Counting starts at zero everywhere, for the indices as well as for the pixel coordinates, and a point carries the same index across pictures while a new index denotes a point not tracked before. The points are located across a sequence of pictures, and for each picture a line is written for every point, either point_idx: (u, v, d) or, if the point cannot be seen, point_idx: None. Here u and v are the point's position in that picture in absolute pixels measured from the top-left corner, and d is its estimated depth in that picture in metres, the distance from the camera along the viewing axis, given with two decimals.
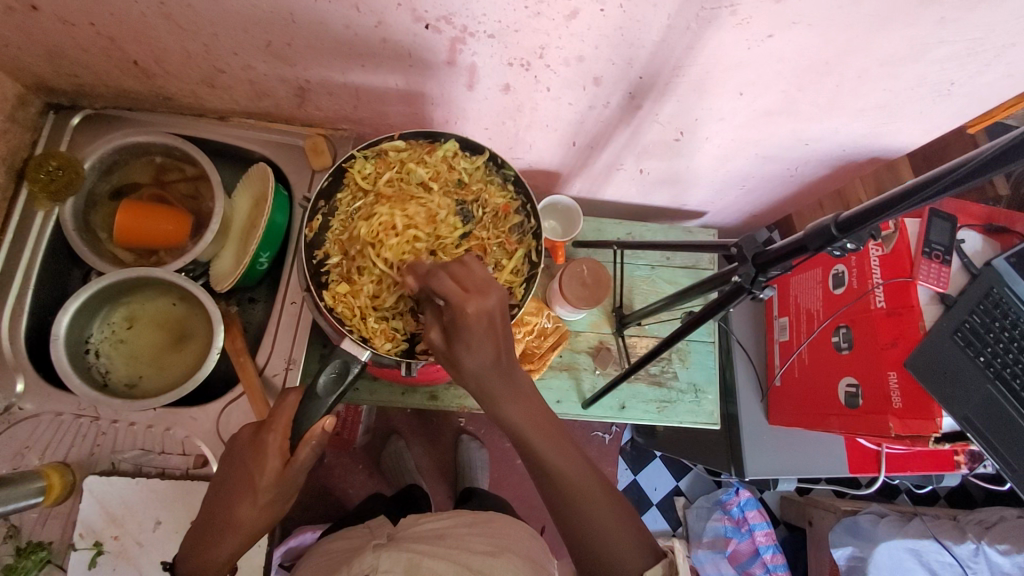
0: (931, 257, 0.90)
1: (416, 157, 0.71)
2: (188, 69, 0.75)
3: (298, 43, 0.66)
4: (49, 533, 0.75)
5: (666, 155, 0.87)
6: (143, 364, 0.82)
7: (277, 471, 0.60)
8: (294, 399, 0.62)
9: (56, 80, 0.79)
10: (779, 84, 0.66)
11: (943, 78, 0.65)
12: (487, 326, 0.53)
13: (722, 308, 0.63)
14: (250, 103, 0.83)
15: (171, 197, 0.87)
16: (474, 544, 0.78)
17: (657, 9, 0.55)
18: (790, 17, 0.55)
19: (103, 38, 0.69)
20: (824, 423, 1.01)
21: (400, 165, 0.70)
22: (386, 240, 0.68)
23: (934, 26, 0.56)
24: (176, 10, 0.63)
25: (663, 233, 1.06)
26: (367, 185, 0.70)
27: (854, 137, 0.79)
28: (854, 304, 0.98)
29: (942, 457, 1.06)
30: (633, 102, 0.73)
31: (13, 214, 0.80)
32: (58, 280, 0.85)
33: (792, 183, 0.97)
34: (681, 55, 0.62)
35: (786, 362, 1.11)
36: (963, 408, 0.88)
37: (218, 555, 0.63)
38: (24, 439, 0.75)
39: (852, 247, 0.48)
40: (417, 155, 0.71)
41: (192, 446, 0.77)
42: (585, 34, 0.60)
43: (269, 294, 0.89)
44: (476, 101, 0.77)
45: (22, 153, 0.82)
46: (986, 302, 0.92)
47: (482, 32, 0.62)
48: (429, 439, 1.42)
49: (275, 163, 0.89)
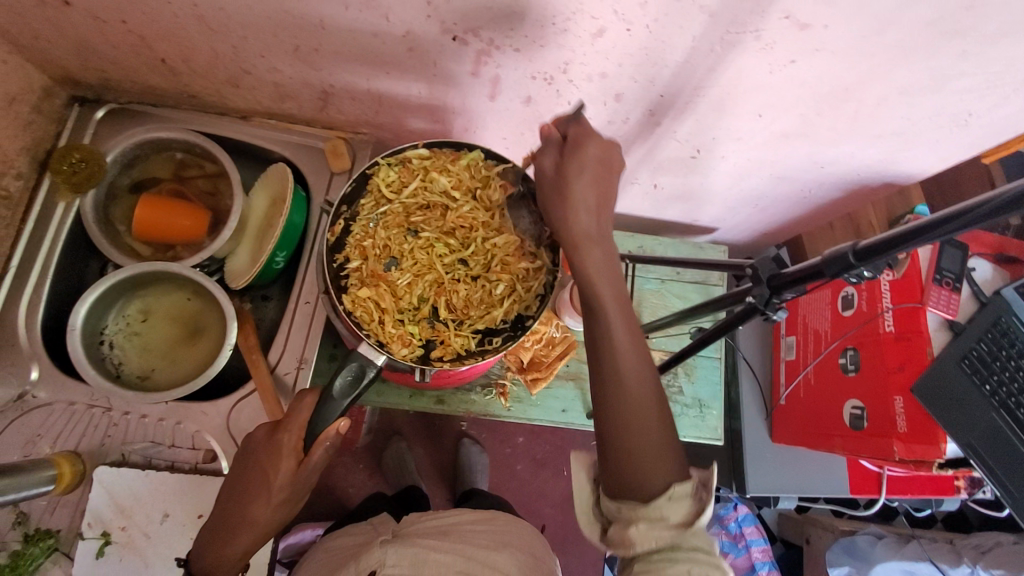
0: (942, 284, 0.91)
1: (440, 163, 0.71)
2: (215, 69, 0.76)
3: (326, 49, 0.68)
4: (57, 522, 0.75)
5: (680, 172, 0.87)
6: (156, 357, 0.83)
7: (292, 470, 0.61)
8: (310, 400, 0.62)
9: (83, 73, 0.81)
10: (798, 107, 0.67)
11: (960, 109, 0.66)
12: (602, 164, 0.55)
13: (735, 327, 0.64)
14: (273, 104, 0.84)
15: (190, 192, 0.88)
16: (478, 539, 0.79)
17: (682, 30, 0.56)
18: (814, 44, 0.56)
19: (134, 36, 0.70)
20: (828, 444, 1.02)
21: (425, 169, 0.71)
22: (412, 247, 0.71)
23: (954, 59, 0.57)
24: (208, 12, 0.64)
25: (674, 248, 1.08)
26: (391, 193, 0.71)
27: (868, 162, 0.80)
28: (863, 327, 0.99)
29: (943, 482, 1.08)
30: (652, 119, 0.74)
31: (34, 204, 0.82)
32: (76, 270, 0.85)
33: (805, 204, 0.97)
34: (703, 76, 0.63)
35: (792, 382, 1.12)
36: (967, 435, 0.88)
37: (234, 551, 0.63)
38: (37, 427, 0.76)
39: (869, 275, 0.49)
40: (442, 160, 0.72)
41: (202, 440, 0.78)
42: (610, 52, 0.61)
43: (284, 292, 0.90)
44: (497, 111, 0.78)
45: (46, 144, 0.83)
46: (994, 330, 0.92)
47: (508, 46, 0.63)
48: (431, 442, 1.42)
49: (294, 163, 0.90)
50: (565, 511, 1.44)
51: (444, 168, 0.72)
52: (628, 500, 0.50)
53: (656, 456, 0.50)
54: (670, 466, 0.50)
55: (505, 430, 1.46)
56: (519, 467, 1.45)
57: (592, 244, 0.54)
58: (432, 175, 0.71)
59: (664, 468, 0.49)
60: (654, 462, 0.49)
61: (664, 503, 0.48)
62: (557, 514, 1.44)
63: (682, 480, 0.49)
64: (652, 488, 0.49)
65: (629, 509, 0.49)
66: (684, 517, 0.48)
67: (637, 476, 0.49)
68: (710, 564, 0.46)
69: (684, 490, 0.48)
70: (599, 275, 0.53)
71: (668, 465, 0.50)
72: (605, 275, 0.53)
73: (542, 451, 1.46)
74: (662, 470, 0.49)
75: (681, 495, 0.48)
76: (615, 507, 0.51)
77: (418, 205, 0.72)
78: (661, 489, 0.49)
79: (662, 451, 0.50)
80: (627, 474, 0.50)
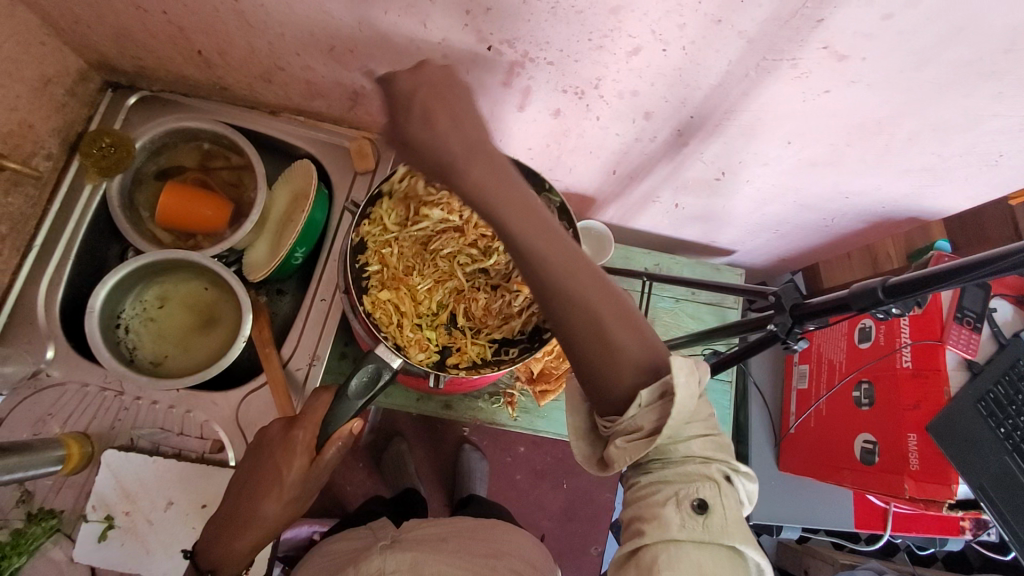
0: (962, 323, 0.90)
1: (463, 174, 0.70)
2: (250, 64, 0.77)
3: (361, 51, 0.68)
4: (62, 502, 0.76)
5: (703, 193, 0.87)
6: (170, 344, 0.83)
7: (304, 467, 0.61)
8: (326, 399, 0.63)
9: (119, 60, 0.82)
10: (828, 137, 0.67)
11: (991, 150, 0.65)
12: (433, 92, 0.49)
13: (753, 353, 0.64)
14: (302, 101, 0.85)
15: (214, 183, 0.88)
16: (479, 547, 0.79)
17: (718, 54, 0.56)
18: (849, 76, 0.56)
19: (173, 27, 0.71)
20: (836, 476, 1.01)
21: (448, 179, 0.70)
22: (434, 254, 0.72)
23: (990, 100, 0.56)
24: (248, 9, 0.65)
25: (690, 268, 1.08)
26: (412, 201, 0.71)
27: (895, 196, 0.79)
28: (880, 361, 0.97)
29: (948, 522, 1.07)
30: (679, 139, 0.74)
31: (61, 185, 0.83)
32: (97, 254, 0.86)
33: (825, 232, 0.97)
34: (735, 100, 0.63)
35: (802, 412, 1.11)
36: (978, 475, 0.88)
37: (242, 546, 0.62)
38: (49, 406, 0.77)
39: (897, 312, 0.49)
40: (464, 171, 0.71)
41: (211, 430, 0.79)
42: (644, 71, 0.61)
43: (299, 288, 0.91)
44: (524, 122, 0.78)
45: (77, 127, 0.84)
46: (1012, 373, 0.91)
47: (542, 58, 0.63)
48: (432, 445, 1.42)
49: (319, 161, 0.91)
50: (561, 524, 1.43)
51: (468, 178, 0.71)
52: (603, 408, 0.49)
53: (615, 360, 0.46)
54: (633, 370, 0.46)
55: (507, 439, 1.45)
56: (519, 476, 1.44)
57: (465, 160, 0.46)
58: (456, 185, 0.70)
59: (626, 374, 0.46)
60: (614, 367, 0.46)
61: (633, 414, 0.46)
62: (554, 527, 1.43)
63: (647, 384, 0.46)
64: (618, 394, 0.47)
65: (611, 424, 0.48)
66: (655, 424, 0.46)
67: (600, 384, 0.48)
68: (697, 477, 0.46)
69: (649, 396, 0.45)
70: (486, 195, 0.46)
71: (628, 367, 0.46)
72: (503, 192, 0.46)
73: (542, 462, 1.45)
74: (626, 372, 0.46)
75: (647, 403, 0.45)
76: (602, 423, 0.50)
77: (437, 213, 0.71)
78: (628, 396, 0.47)
79: (620, 352, 0.46)
80: (590, 378, 0.48)
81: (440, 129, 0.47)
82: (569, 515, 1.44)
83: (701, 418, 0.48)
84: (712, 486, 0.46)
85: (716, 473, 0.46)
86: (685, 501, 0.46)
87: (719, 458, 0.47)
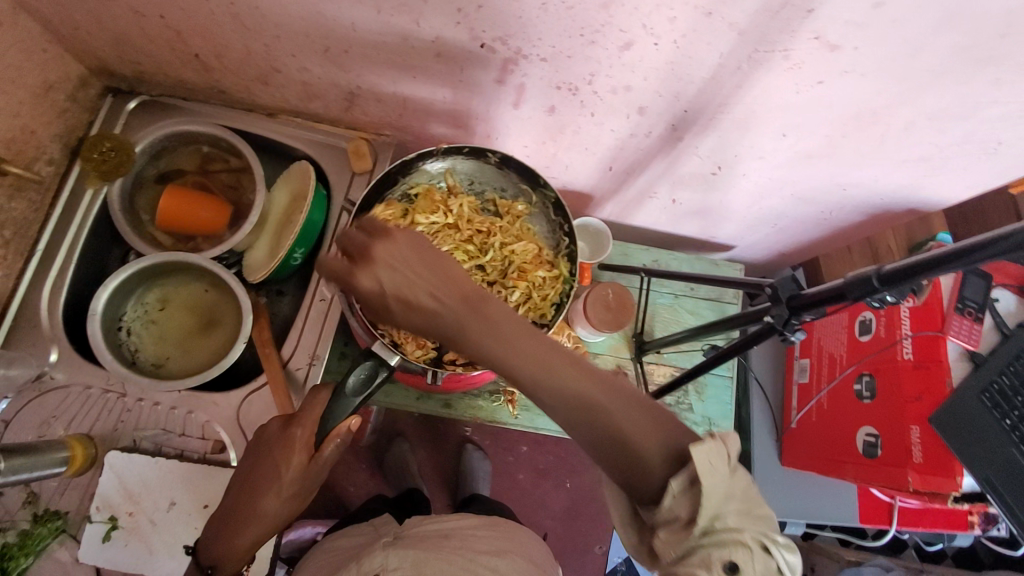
0: (963, 314, 0.89)
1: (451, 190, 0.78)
2: (246, 66, 0.78)
3: (356, 51, 0.69)
4: (67, 503, 0.76)
5: (700, 188, 0.87)
6: (171, 346, 0.84)
7: (302, 464, 0.62)
8: (324, 398, 0.62)
9: (118, 65, 0.83)
10: (824, 128, 0.67)
11: (990, 137, 0.64)
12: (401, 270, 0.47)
13: (751, 346, 0.63)
14: (299, 103, 0.86)
15: (213, 186, 0.89)
16: (480, 545, 0.78)
17: (710, 47, 0.56)
18: (843, 66, 0.55)
19: (170, 31, 0.72)
20: (839, 470, 1.00)
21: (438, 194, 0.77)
22: None
23: (987, 86, 0.56)
24: (243, 11, 0.65)
25: (688, 263, 1.08)
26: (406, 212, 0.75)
27: (893, 187, 0.79)
28: (880, 353, 0.97)
29: (955, 515, 1.06)
30: (674, 134, 0.74)
31: (63, 190, 0.83)
32: (99, 257, 0.87)
33: (824, 226, 0.97)
34: (728, 93, 0.63)
35: (804, 406, 1.10)
36: (982, 468, 0.86)
37: (242, 543, 0.63)
38: (53, 408, 0.78)
39: (892, 300, 0.48)
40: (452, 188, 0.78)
41: (211, 430, 0.79)
42: (636, 65, 0.62)
43: (299, 288, 0.91)
44: (520, 120, 0.79)
45: (79, 132, 0.85)
46: (1017, 363, 0.90)
47: (535, 55, 0.63)
48: (435, 445, 1.42)
49: (317, 162, 0.92)
50: (565, 522, 1.43)
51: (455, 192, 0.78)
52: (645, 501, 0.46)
53: (637, 455, 0.45)
54: (660, 457, 0.45)
55: (510, 438, 1.45)
56: (521, 476, 1.44)
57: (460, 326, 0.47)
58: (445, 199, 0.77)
59: (649, 468, 0.44)
60: (640, 463, 0.45)
61: (669, 502, 0.43)
62: (557, 526, 1.43)
63: (677, 471, 0.44)
64: (653, 486, 0.45)
65: (652, 515, 0.46)
66: (691, 512, 0.43)
67: (635, 483, 0.45)
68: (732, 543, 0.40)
69: (678, 485, 0.43)
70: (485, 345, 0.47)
71: (655, 458, 0.44)
72: (495, 335, 0.47)
73: (545, 461, 1.45)
74: (654, 467, 0.44)
75: (677, 493, 0.43)
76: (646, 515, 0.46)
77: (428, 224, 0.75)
78: (662, 485, 0.44)
79: (643, 444, 0.45)
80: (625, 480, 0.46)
81: (427, 308, 0.47)
82: (572, 514, 1.43)
83: (742, 494, 0.43)
84: (745, 551, 0.40)
85: (751, 540, 0.41)
86: (715, 564, 0.40)
87: (756, 527, 0.42)
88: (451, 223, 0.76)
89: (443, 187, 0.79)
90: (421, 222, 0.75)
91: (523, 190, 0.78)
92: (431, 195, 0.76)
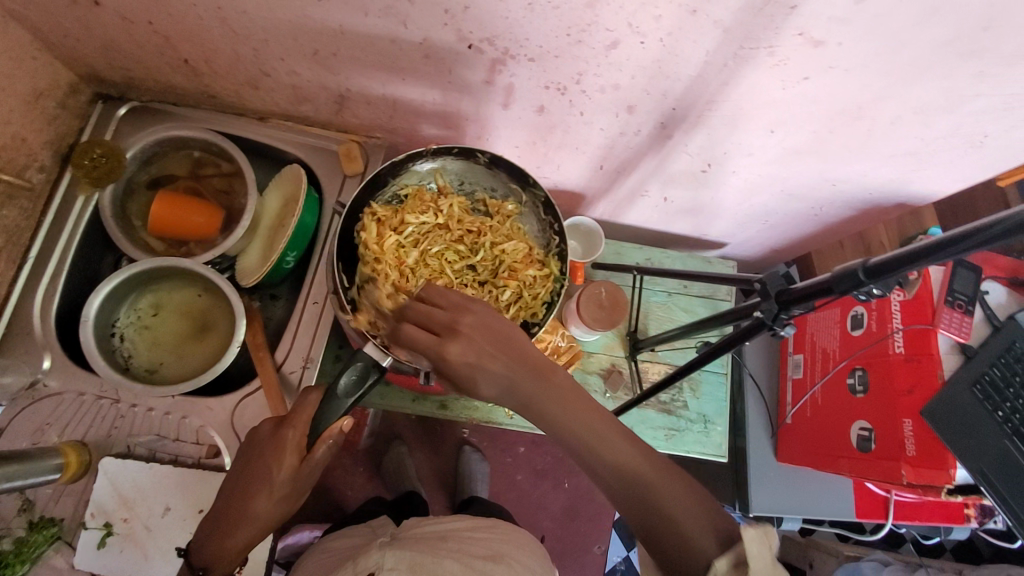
0: (954, 306, 0.90)
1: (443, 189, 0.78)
2: (236, 70, 0.78)
3: (344, 54, 0.69)
4: (62, 510, 0.76)
5: (691, 185, 0.88)
6: (165, 351, 0.84)
7: (293, 467, 0.61)
8: (315, 398, 0.63)
9: (108, 71, 0.83)
10: (811, 124, 0.67)
11: (976, 130, 0.65)
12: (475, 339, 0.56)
13: (741, 342, 0.63)
14: (290, 107, 0.86)
15: (205, 191, 0.89)
16: (477, 548, 0.78)
17: (696, 44, 0.56)
18: (827, 61, 0.56)
19: (158, 37, 0.72)
20: (835, 465, 1.00)
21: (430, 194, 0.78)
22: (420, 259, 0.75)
23: (971, 79, 0.56)
24: (231, 15, 0.65)
25: (681, 261, 1.08)
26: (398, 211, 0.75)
27: (882, 181, 0.79)
28: (872, 347, 0.98)
29: (952, 508, 1.06)
30: (664, 132, 0.74)
31: (55, 197, 0.83)
32: (91, 264, 0.87)
33: (815, 222, 0.97)
34: (715, 90, 0.63)
35: (799, 401, 1.11)
36: (977, 460, 0.87)
37: (234, 545, 0.63)
38: (47, 415, 0.77)
39: (878, 293, 0.49)
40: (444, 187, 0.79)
41: (206, 435, 0.79)
42: (624, 64, 0.62)
43: (292, 292, 0.91)
44: (510, 120, 0.79)
45: (69, 139, 0.85)
46: (1007, 355, 0.91)
47: (523, 55, 0.63)
48: (432, 448, 1.42)
49: (308, 165, 0.92)
50: (563, 523, 1.43)
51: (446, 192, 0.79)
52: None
53: (685, 536, 0.49)
54: (709, 541, 0.48)
55: (507, 439, 1.45)
56: (519, 476, 1.44)
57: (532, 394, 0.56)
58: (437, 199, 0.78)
59: (696, 548, 0.48)
60: (687, 542, 0.48)
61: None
62: (555, 526, 1.42)
63: (722, 553, 0.46)
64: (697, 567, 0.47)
65: None
66: None
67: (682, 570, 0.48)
68: None
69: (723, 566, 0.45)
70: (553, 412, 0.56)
71: (705, 538, 0.48)
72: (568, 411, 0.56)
73: (543, 462, 1.45)
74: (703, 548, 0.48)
75: (723, 574, 0.45)
76: None
77: (419, 224, 0.76)
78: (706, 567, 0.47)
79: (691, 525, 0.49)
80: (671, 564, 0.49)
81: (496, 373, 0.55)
82: (570, 514, 1.43)
83: None
84: None
85: None
86: None
87: None
88: (443, 224, 0.77)
89: (434, 188, 0.80)
90: (413, 223, 0.75)
91: (513, 189, 0.78)
92: (421, 195, 0.77)
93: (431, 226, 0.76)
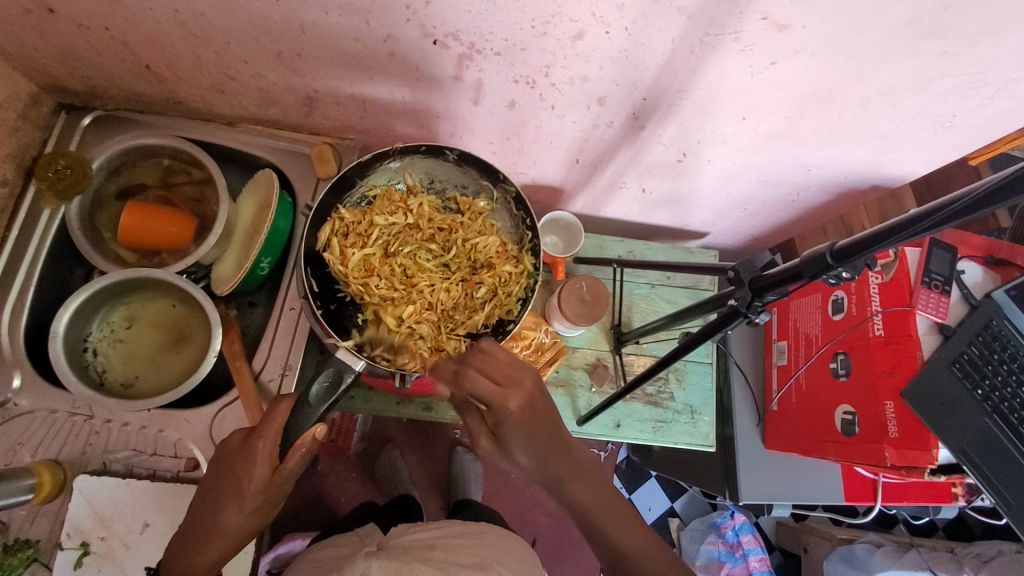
0: (930, 287, 0.91)
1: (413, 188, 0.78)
2: (200, 75, 0.76)
3: (308, 54, 0.67)
4: (37, 531, 0.75)
5: (668, 175, 0.87)
6: (140, 365, 0.82)
7: (266, 477, 0.60)
8: (286, 405, 0.62)
9: (69, 80, 0.81)
10: (782, 110, 0.67)
11: (944, 110, 0.65)
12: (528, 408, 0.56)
13: (719, 332, 0.63)
14: (258, 110, 0.84)
15: (176, 199, 0.87)
16: (463, 557, 0.77)
17: (661, 32, 0.56)
18: (793, 46, 0.55)
19: (117, 43, 0.70)
20: (821, 450, 1.00)
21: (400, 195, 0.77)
22: (393, 262, 0.76)
23: (935, 59, 0.56)
24: (189, 18, 0.64)
25: (663, 253, 1.07)
26: (367, 215, 0.75)
27: (856, 165, 0.79)
28: (853, 331, 0.98)
29: (939, 489, 1.07)
30: (636, 123, 0.73)
31: (19, 212, 0.81)
32: (60, 277, 0.85)
33: (795, 208, 0.97)
34: (685, 79, 0.63)
35: (784, 386, 1.11)
36: (960, 439, 0.87)
37: (204, 559, 0.62)
38: (18, 435, 0.75)
39: (848, 276, 0.48)
40: (413, 187, 0.78)
41: (184, 448, 0.78)
42: (591, 55, 0.61)
43: (270, 299, 0.90)
44: (481, 116, 0.78)
45: (32, 151, 0.83)
46: (985, 334, 0.92)
47: (489, 49, 0.63)
48: (424, 450, 1.41)
49: (281, 169, 0.91)
50: (559, 519, 1.43)
51: (416, 191, 0.78)
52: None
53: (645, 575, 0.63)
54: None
55: None
56: (513, 475, 1.44)
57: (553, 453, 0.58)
58: (406, 199, 0.77)
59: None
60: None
61: None
62: (551, 523, 1.42)
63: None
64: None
65: None
66: None
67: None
68: None
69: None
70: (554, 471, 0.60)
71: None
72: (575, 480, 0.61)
73: None
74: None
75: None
76: None
77: (390, 226, 0.76)
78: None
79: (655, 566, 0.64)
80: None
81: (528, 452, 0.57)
82: (566, 509, 1.43)
83: None
84: None
85: None
86: None
87: None
88: (414, 224, 0.77)
89: (403, 186, 0.79)
90: (383, 225, 0.75)
91: (484, 186, 0.78)
92: (390, 195, 0.76)
93: (402, 227, 0.76)
